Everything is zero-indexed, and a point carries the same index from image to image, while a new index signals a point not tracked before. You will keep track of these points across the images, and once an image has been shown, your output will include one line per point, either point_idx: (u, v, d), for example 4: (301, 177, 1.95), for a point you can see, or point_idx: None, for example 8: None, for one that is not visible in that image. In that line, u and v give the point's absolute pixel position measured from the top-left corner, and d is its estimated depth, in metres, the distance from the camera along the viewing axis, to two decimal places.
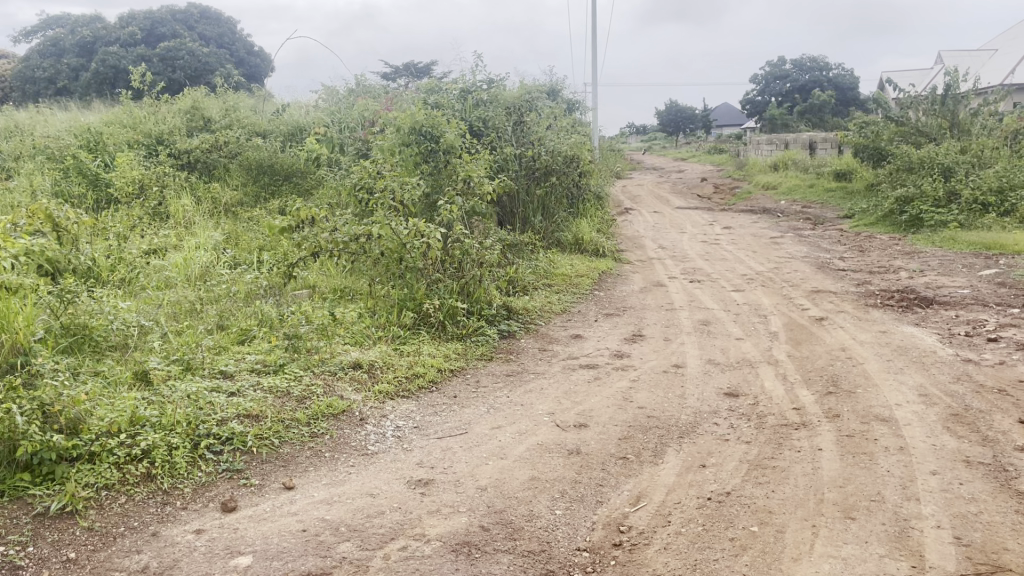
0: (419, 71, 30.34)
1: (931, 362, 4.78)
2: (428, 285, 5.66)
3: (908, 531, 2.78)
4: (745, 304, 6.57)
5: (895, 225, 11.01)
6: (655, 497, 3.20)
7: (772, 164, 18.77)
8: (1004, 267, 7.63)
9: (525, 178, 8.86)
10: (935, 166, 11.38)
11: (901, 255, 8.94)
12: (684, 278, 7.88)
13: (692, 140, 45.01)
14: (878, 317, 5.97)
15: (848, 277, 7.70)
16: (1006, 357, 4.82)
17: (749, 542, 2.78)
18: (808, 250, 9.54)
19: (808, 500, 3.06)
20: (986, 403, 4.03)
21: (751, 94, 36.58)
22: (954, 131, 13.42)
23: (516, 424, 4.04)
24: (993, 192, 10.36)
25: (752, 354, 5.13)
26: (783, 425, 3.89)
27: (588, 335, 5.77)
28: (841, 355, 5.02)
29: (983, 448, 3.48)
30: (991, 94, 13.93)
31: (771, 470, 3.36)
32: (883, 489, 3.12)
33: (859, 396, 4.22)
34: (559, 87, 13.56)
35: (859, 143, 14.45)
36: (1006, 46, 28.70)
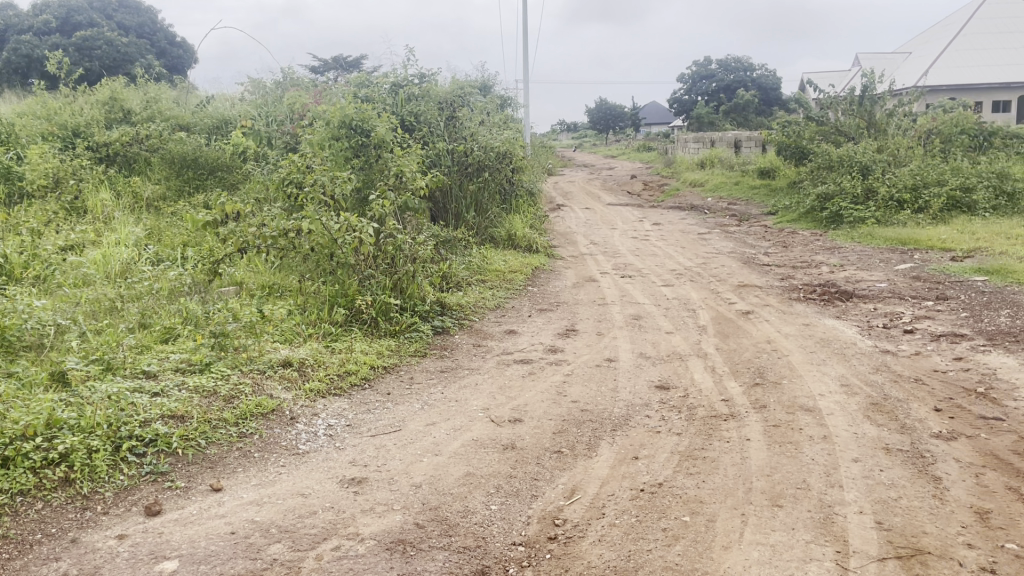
0: (348, 65, 30.00)
1: (851, 353, 4.95)
2: (360, 280, 5.59)
3: (832, 517, 2.87)
4: (675, 299, 6.68)
5: (816, 221, 11.36)
6: (590, 490, 3.22)
7: (699, 162, 19.12)
8: (918, 262, 7.95)
9: (457, 174, 8.81)
10: (854, 164, 11.77)
11: (822, 250, 9.23)
12: (615, 273, 7.97)
13: (622, 138, 45.59)
14: (801, 310, 6.15)
15: (772, 271, 7.92)
16: (921, 348, 5.02)
17: (681, 532, 2.82)
18: (734, 246, 9.76)
19: (737, 489, 3.13)
20: (903, 393, 4.19)
21: (678, 93, 37.30)
22: (871, 131, 13.91)
23: (450, 420, 4.01)
24: (908, 190, 10.78)
25: (682, 348, 5.22)
26: (712, 416, 3.97)
27: (521, 331, 5.78)
28: (767, 347, 5.14)
29: (902, 436, 3.61)
30: (905, 95, 14.49)
31: (701, 461, 3.43)
32: (807, 477, 3.21)
33: (784, 387, 4.34)
34: (490, 84, 13.57)
35: (781, 142, 14.85)
36: (919, 49, 29.92)
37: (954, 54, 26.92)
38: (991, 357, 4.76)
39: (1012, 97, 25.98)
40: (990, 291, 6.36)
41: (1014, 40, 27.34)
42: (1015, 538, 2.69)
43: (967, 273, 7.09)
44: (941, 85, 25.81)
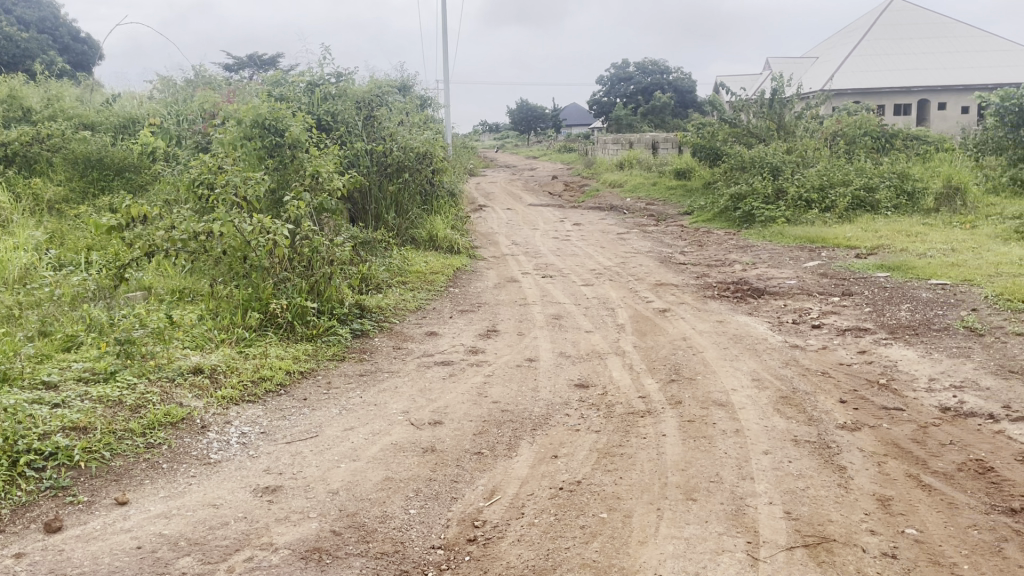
0: (263, 64, 29.35)
1: (762, 348, 5.10)
2: (275, 283, 5.48)
3: (743, 509, 2.95)
4: (594, 298, 6.75)
5: (730, 220, 11.67)
6: (509, 490, 3.22)
7: (618, 163, 19.40)
8: (825, 260, 8.24)
9: (376, 174, 8.71)
10: (765, 165, 12.14)
11: (735, 248, 9.50)
12: (536, 273, 8.01)
13: (543, 139, 45.95)
14: (716, 308, 6.30)
15: (688, 270, 8.10)
16: (827, 343, 5.22)
17: (598, 529, 2.85)
18: (652, 245, 9.94)
19: (653, 485, 3.18)
20: (811, 386, 4.34)
21: (597, 95, 37.84)
22: (781, 133, 14.36)
23: (368, 424, 3.95)
24: (816, 190, 11.18)
25: (601, 346, 5.28)
26: (630, 413, 4.03)
27: (442, 332, 5.75)
28: (683, 344, 5.25)
29: (809, 427, 3.74)
30: (811, 98, 15.02)
31: (619, 457, 3.48)
32: (720, 470, 3.29)
33: (699, 383, 4.44)
34: (409, 84, 13.48)
35: (696, 144, 15.22)
36: (825, 54, 31.12)
37: (857, 59, 28.08)
38: (892, 350, 4.97)
39: (911, 101, 27.26)
40: (891, 286, 6.65)
41: (913, 46, 28.69)
42: (913, 523, 2.81)
43: (870, 270, 7.39)
44: (846, 89, 26.93)
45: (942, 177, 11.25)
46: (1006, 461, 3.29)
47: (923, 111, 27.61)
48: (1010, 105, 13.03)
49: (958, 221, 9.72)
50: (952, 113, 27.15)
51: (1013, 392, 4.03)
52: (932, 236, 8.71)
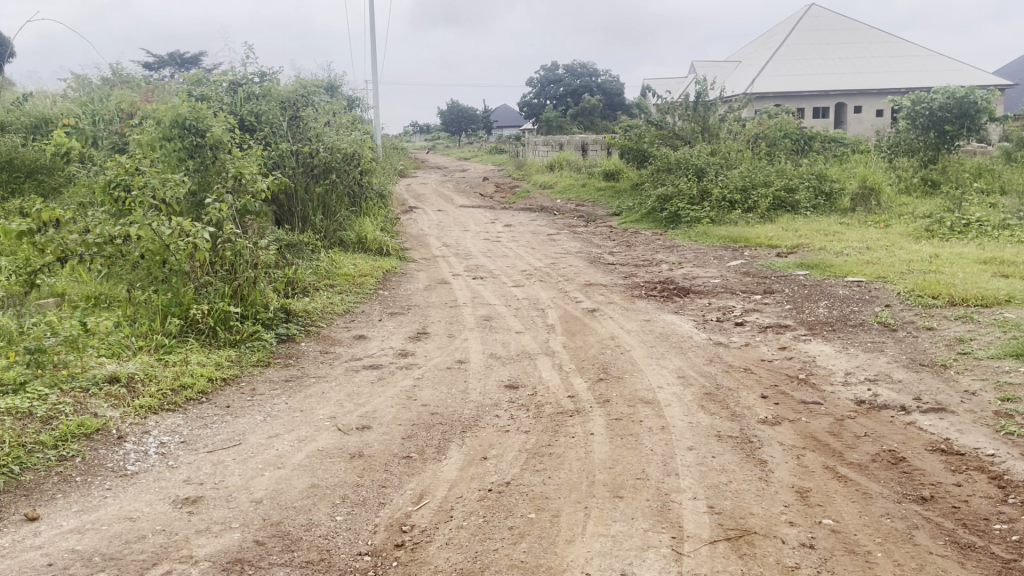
0: (186, 62, 28.60)
1: (687, 346, 5.19)
2: (196, 288, 5.33)
3: (669, 504, 3.00)
4: (525, 299, 6.78)
5: (657, 221, 11.88)
6: (438, 494, 3.20)
7: (549, 164, 19.53)
8: (748, 259, 8.45)
9: (302, 176, 8.56)
10: (690, 167, 12.39)
11: (663, 248, 9.67)
12: (466, 275, 8.00)
13: (474, 141, 45.92)
14: (643, 307, 6.41)
15: (617, 270, 8.21)
16: (750, 339, 5.35)
17: (527, 529, 2.86)
18: (581, 245, 10.04)
19: (581, 483, 3.21)
20: (734, 382, 4.44)
21: (528, 96, 38.04)
22: (705, 135, 14.57)
23: (294, 431, 3.88)
24: (738, 191, 11.48)
25: (531, 347, 5.30)
26: (559, 413, 4.05)
27: (371, 336, 5.69)
28: (611, 343, 5.31)
29: (732, 423, 3.83)
30: (733, 102, 15.39)
31: (547, 457, 3.49)
32: (646, 467, 3.34)
33: (626, 381, 4.50)
34: (336, 85, 13.31)
35: (624, 145, 15.44)
36: (748, 58, 32.00)
37: (778, 64, 28.88)
38: (811, 345, 5.13)
39: (829, 104, 28.13)
40: (810, 284, 6.86)
41: (830, 51, 29.68)
42: (830, 513, 2.90)
43: (790, 268, 7.61)
44: (767, 93, 27.47)
45: (858, 178, 11.66)
46: (917, 451, 3.43)
47: (840, 115, 28.56)
48: (921, 108, 13.64)
49: (873, 220, 10.09)
50: (867, 117, 28.25)
51: (923, 384, 4.21)
52: (848, 235, 9.02)
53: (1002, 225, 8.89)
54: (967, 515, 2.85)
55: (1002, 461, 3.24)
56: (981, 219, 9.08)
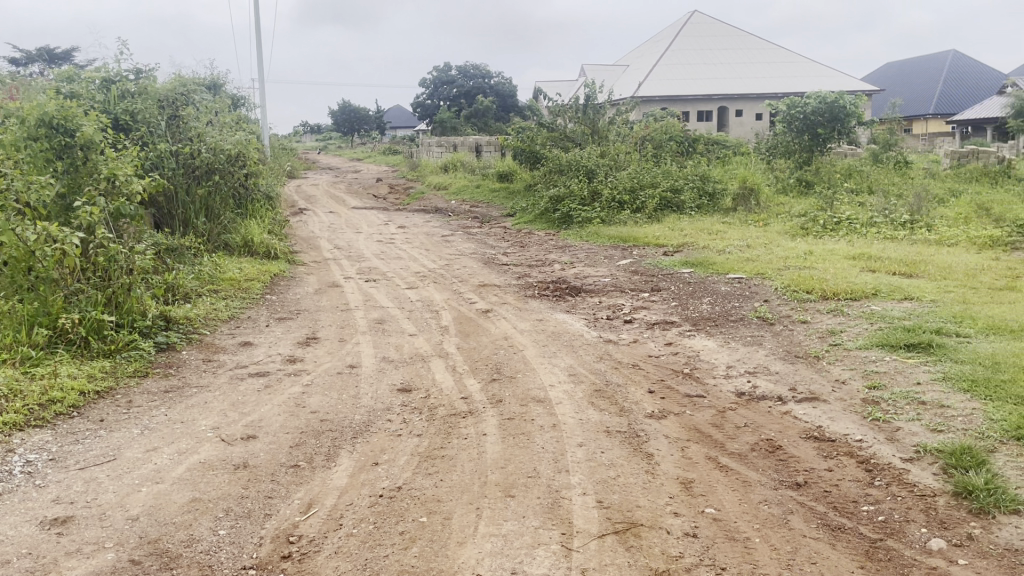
0: (55, 58, 27.06)
1: (579, 345, 5.27)
2: (66, 296, 5.04)
3: (559, 501, 3.03)
4: (418, 301, 6.73)
5: (550, 221, 12.02)
6: (327, 502, 3.13)
7: (442, 165, 19.50)
8: (636, 258, 8.66)
9: (183, 177, 8.23)
10: (581, 168, 12.61)
11: (555, 249, 9.80)
12: (358, 277, 7.88)
13: (366, 142, 45.27)
14: (535, 307, 6.47)
15: (510, 270, 8.26)
16: (638, 336, 5.49)
17: (418, 533, 2.83)
18: (475, 246, 10.06)
19: (473, 484, 3.20)
20: (623, 378, 4.55)
21: (421, 97, 37.83)
22: (595, 137, 14.88)
23: (174, 443, 3.72)
24: (627, 192, 11.75)
25: (424, 349, 5.26)
26: (451, 415, 4.04)
27: (258, 342, 5.51)
28: (504, 343, 5.34)
29: (620, 418, 3.91)
30: (621, 104, 15.76)
31: (439, 460, 3.47)
32: (537, 465, 3.37)
33: (518, 381, 4.53)
34: (219, 83, 12.87)
35: (517, 147, 15.55)
36: (636, 62, 32.86)
37: (664, 69, 29.77)
38: (695, 340, 5.30)
39: (712, 108, 29.15)
40: (694, 281, 7.09)
41: (712, 57, 30.82)
42: (712, 503, 3.00)
43: (676, 267, 7.85)
44: (653, 96, 28.28)
45: (739, 179, 12.15)
46: (792, 439, 3.60)
47: (722, 118, 29.64)
48: (795, 112, 14.37)
49: (753, 219, 10.52)
50: (747, 120, 29.43)
51: (798, 375, 4.42)
52: (730, 234, 9.38)
53: (869, 222, 9.44)
54: (837, 498, 3.01)
55: (869, 446, 3.43)
56: (851, 218, 9.61)
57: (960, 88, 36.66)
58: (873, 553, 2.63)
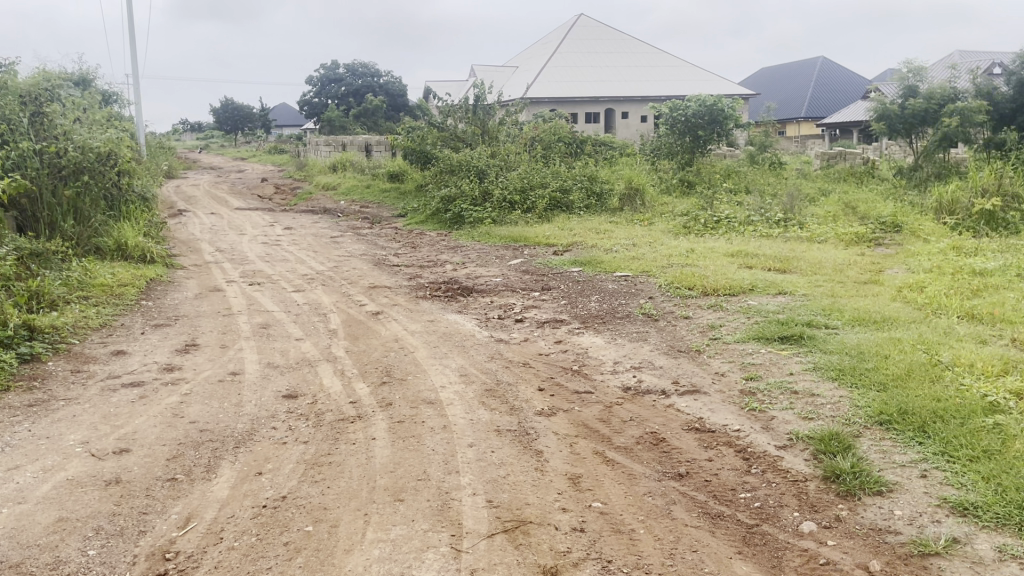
0: None
1: (470, 345, 5.27)
2: None
3: (448, 503, 3.01)
4: (305, 304, 6.57)
5: (441, 221, 11.99)
6: (207, 515, 3.00)
7: (330, 164, 19.14)
8: (527, 257, 8.74)
9: (48, 177, 7.74)
10: (471, 168, 12.63)
11: (446, 249, 9.78)
12: (242, 281, 7.62)
13: (251, 142, 43.90)
14: (426, 307, 6.43)
15: (400, 271, 8.18)
16: (528, 335, 5.53)
17: (303, 543, 2.76)
18: (365, 248, 9.90)
19: (361, 490, 3.14)
20: (513, 376, 4.57)
21: (308, 95, 36.99)
22: (485, 138, 14.93)
23: (38, 461, 3.49)
24: (518, 192, 11.84)
25: (311, 353, 5.14)
26: (339, 420, 3.96)
27: (132, 351, 5.25)
28: (394, 345, 5.28)
29: (511, 417, 3.94)
30: (510, 105, 15.88)
31: (326, 467, 3.40)
32: (427, 467, 3.34)
33: (408, 383, 4.48)
34: (88, 79, 12.20)
35: (407, 147, 15.43)
36: (525, 63, 33.22)
37: (552, 71, 30.19)
38: (583, 337, 5.40)
39: (599, 110, 29.81)
40: (583, 280, 7.21)
41: (598, 60, 31.49)
42: (599, 496, 3.06)
43: (565, 266, 7.96)
44: (542, 99, 28.70)
45: (625, 180, 12.46)
46: (675, 431, 3.70)
47: (609, 120, 30.33)
48: (677, 115, 14.86)
49: (638, 218, 10.80)
50: (633, 122, 30.24)
51: (681, 369, 4.57)
52: (616, 233, 9.60)
53: (747, 221, 9.86)
54: (717, 487, 3.12)
55: (746, 435, 3.58)
56: (729, 217, 10.01)
57: (829, 94, 38.79)
58: (750, 539, 2.74)
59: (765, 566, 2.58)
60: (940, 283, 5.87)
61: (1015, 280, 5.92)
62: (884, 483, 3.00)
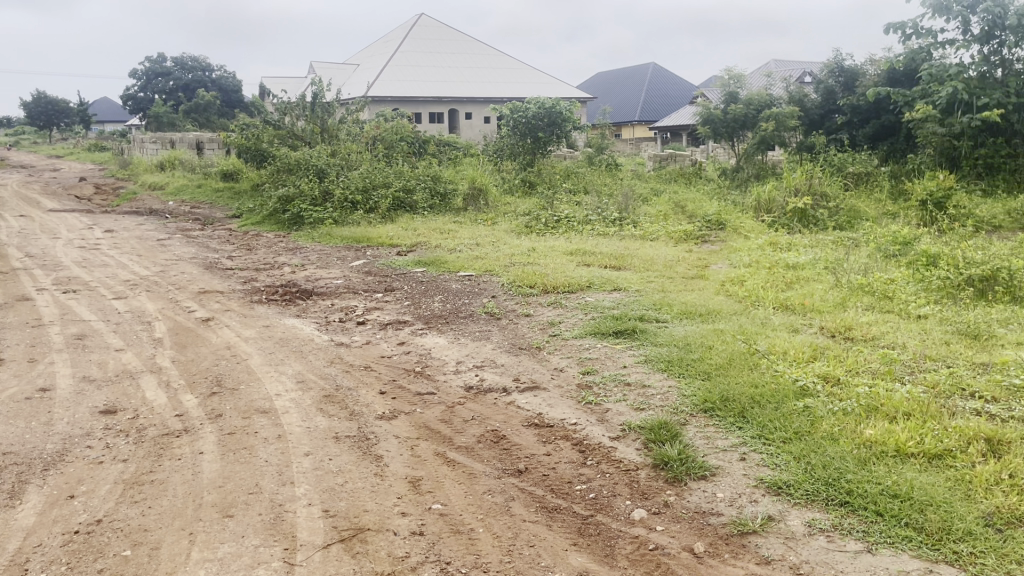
0: None
1: (308, 350, 5.11)
2: None
3: (282, 515, 2.90)
4: (127, 312, 6.14)
5: (279, 222, 11.58)
6: (9, 546, 2.73)
7: (158, 163, 18.08)
8: (369, 258, 8.60)
9: None
10: (310, 167, 12.25)
11: (284, 251, 9.46)
12: (55, 289, 7.02)
13: (68, 138, 40.73)
14: (262, 312, 6.17)
15: (234, 275, 7.82)
16: (370, 338, 5.43)
17: (121, 569, 2.57)
18: (195, 251, 9.39)
19: (186, 508, 2.96)
20: (353, 381, 4.47)
21: (132, 89, 34.70)
22: (324, 137, 14.53)
23: None
24: (360, 192, 11.64)
25: (134, 365, 4.80)
26: (163, 435, 3.72)
27: None
28: (226, 353, 5.03)
29: (350, 422, 3.84)
30: (350, 104, 15.58)
31: (149, 485, 3.18)
32: (260, 479, 3.20)
33: (241, 392, 4.28)
34: None
35: (241, 145, 14.82)
36: (367, 61, 32.74)
37: (395, 70, 29.91)
38: (426, 338, 5.36)
39: (442, 110, 29.86)
40: (426, 280, 7.18)
41: (441, 60, 31.53)
42: (439, 498, 3.04)
43: (409, 266, 7.89)
44: (385, 97, 28.39)
45: (468, 180, 12.53)
46: (515, 428, 3.75)
47: (452, 119, 30.46)
48: (519, 116, 15.11)
49: (481, 218, 10.89)
50: (476, 122, 30.57)
51: (521, 366, 4.63)
52: (460, 232, 9.64)
53: (585, 220, 10.16)
54: (554, 481, 3.18)
55: (582, 428, 3.67)
56: (569, 216, 10.27)
57: (660, 98, 40.75)
58: (585, 530, 2.80)
59: (598, 556, 2.65)
60: (758, 277, 6.29)
61: (823, 272, 6.45)
62: (707, 468, 3.16)
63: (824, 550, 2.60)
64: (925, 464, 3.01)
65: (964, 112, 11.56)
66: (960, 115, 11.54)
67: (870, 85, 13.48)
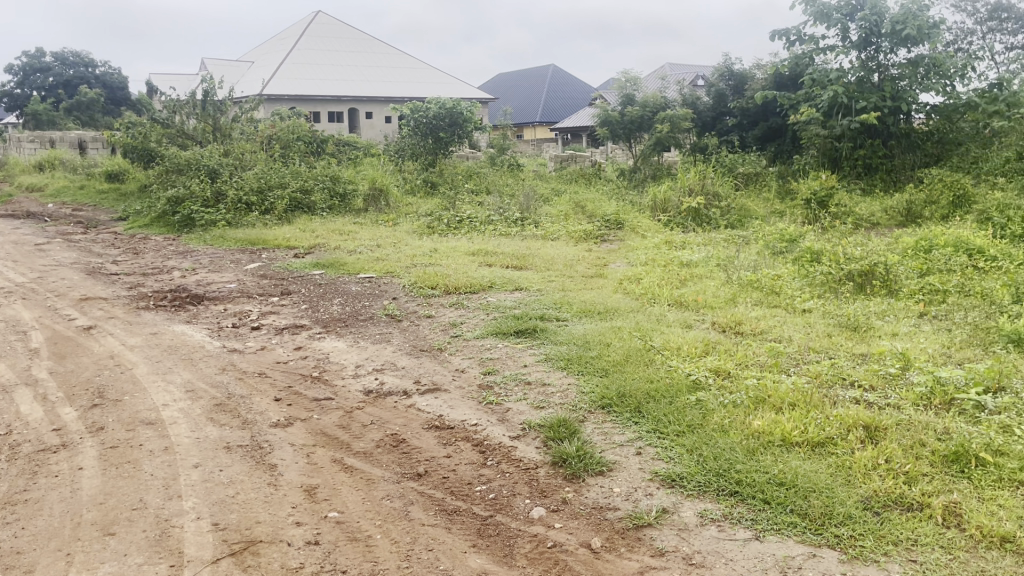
0: None
1: (199, 357, 4.92)
2: None
3: (168, 531, 2.77)
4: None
5: (169, 225, 11.13)
6: None
7: (36, 163, 17.09)
8: (265, 261, 8.36)
9: None
10: (201, 168, 11.82)
11: (174, 254, 9.09)
12: None
13: None
14: (149, 319, 5.90)
15: (119, 280, 7.46)
16: (265, 343, 5.27)
17: None
18: (77, 255, 8.92)
19: (64, 528, 2.80)
20: (246, 389, 4.32)
21: (8, 85, 32.69)
22: (217, 135, 13.94)
23: None
24: (254, 193, 11.31)
25: (6, 378, 4.51)
26: (39, 451, 3.50)
27: None
28: (109, 363, 4.78)
29: (242, 431, 3.71)
30: (244, 103, 15.12)
31: (22, 505, 2.99)
32: (144, 494, 3.05)
33: (125, 403, 4.08)
34: None
35: (127, 143, 14.18)
36: (262, 59, 31.89)
37: (292, 68, 29.25)
38: (324, 342, 5.24)
39: (342, 109, 29.39)
40: (324, 283, 7.03)
41: (339, 58, 31.01)
42: (335, 506, 2.97)
43: (306, 269, 7.71)
44: (282, 95, 27.60)
45: (368, 180, 12.35)
46: (414, 431, 3.70)
47: (352, 119, 30.05)
48: (420, 116, 15.00)
49: (382, 219, 10.77)
50: (377, 122, 30.30)
51: (421, 368, 4.58)
52: (360, 234, 9.50)
53: (486, 220, 10.17)
54: (454, 483, 3.16)
55: (482, 429, 3.66)
56: (470, 217, 10.25)
57: (561, 100, 41.31)
58: (484, 531, 2.80)
59: (497, 556, 2.65)
60: (653, 275, 6.44)
61: (714, 269, 6.66)
62: (604, 463, 3.20)
63: (715, 540, 2.68)
64: (809, 452, 3.13)
65: (844, 114, 12.23)
66: (841, 117, 12.15)
67: (757, 88, 14.05)
